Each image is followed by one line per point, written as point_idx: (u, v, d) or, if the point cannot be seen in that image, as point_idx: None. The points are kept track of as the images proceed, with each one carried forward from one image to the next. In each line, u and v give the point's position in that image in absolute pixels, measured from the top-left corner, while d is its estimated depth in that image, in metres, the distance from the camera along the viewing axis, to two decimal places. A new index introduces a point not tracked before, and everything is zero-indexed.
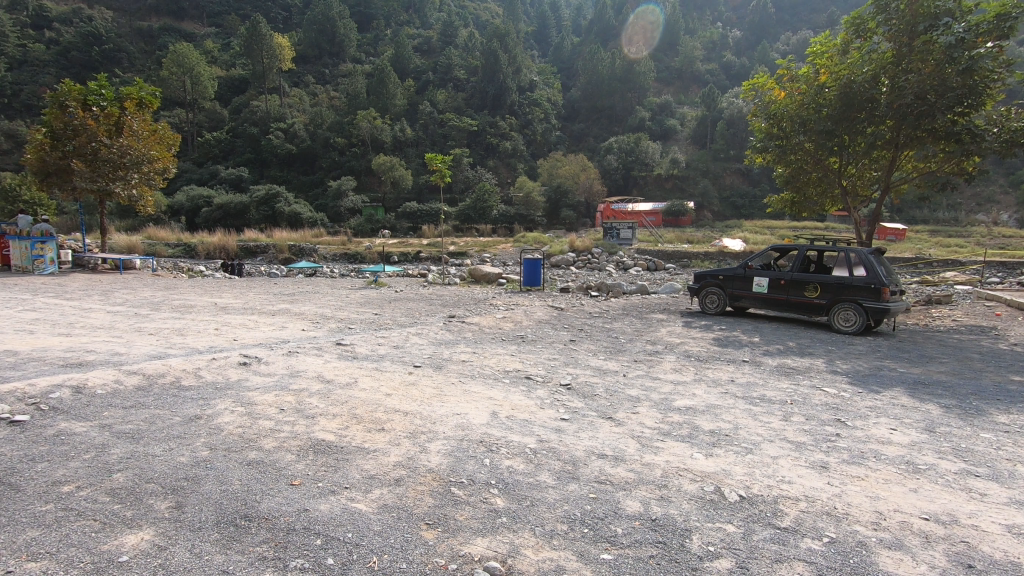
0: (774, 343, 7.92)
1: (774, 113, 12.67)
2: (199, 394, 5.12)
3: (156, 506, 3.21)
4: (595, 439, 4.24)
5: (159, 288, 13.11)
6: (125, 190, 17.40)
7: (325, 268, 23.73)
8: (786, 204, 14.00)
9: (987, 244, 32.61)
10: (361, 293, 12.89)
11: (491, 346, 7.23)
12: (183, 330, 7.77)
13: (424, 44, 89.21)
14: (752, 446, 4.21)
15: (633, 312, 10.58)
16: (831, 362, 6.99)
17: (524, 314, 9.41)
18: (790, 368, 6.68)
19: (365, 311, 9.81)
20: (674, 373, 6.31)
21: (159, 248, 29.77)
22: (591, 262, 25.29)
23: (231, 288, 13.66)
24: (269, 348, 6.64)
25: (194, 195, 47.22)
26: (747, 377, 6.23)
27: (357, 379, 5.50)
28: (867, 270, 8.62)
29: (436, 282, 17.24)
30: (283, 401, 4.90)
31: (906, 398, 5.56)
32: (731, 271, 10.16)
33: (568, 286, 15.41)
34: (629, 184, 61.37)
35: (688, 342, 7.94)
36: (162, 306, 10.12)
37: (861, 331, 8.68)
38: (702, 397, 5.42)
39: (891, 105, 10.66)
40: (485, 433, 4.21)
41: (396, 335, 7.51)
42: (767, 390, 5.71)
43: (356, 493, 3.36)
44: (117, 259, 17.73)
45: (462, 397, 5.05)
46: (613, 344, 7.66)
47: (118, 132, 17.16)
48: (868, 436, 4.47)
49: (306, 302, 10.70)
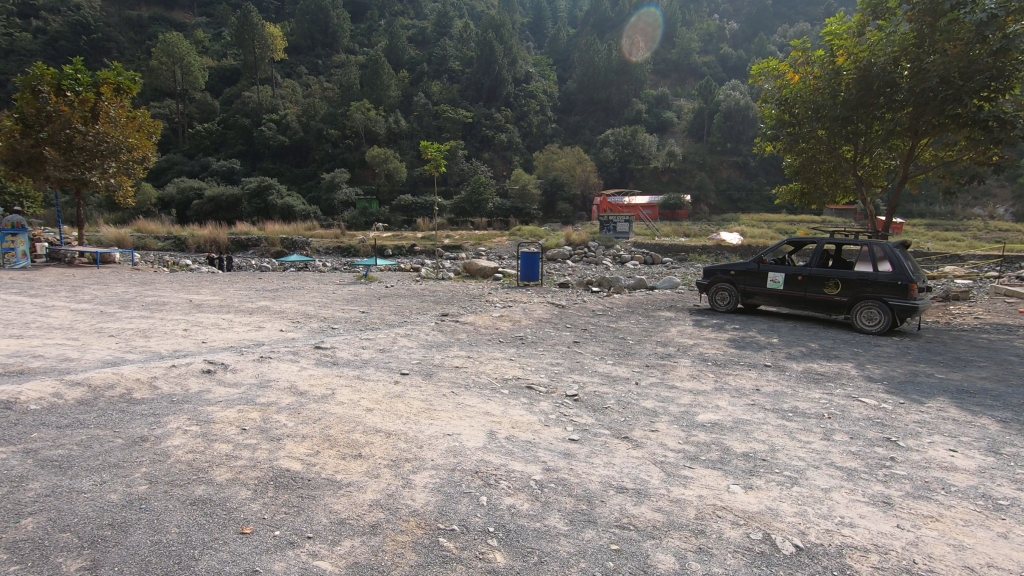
0: (795, 344, 7.29)
1: (785, 100, 12.13)
2: (152, 408, 4.44)
3: (64, 567, 2.53)
4: (611, 467, 3.59)
5: (134, 283, 12.41)
6: (102, 179, 16.54)
7: (315, 262, 22.97)
8: (795, 195, 13.40)
9: (985, 238, 32.27)
10: (348, 289, 12.12)
11: (487, 349, 6.54)
12: (146, 330, 7.06)
13: (418, 35, 87.78)
14: (799, 472, 3.60)
15: (638, 310, 9.93)
16: (862, 366, 6.39)
17: (523, 312, 8.73)
18: (817, 373, 6.07)
19: (352, 309, 9.10)
20: (691, 381, 5.64)
21: (148, 241, 29.11)
22: (587, 256, 24.67)
23: (214, 283, 13.01)
24: (238, 352, 5.95)
25: (186, 187, 46.23)
26: (774, 385, 5.60)
27: (335, 391, 4.81)
28: (892, 264, 8.02)
29: (429, 277, 16.53)
30: (246, 418, 4.22)
31: (955, 410, 4.95)
32: (743, 265, 9.51)
33: (569, 282, 14.72)
34: (625, 177, 60.73)
35: (702, 343, 7.30)
36: (131, 303, 9.33)
37: (886, 331, 8.06)
38: (729, 411, 4.78)
39: (913, 90, 10.04)
40: (481, 461, 3.55)
41: (384, 337, 6.80)
42: (799, 401, 5.08)
43: (319, 546, 2.69)
44: (95, 253, 16.91)
45: (454, 413, 4.36)
46: (621, 346, 6.99)
47: (94, 119, 16.27)
48: (927, 461, 3.83)
49: (288, 299, 9.95)
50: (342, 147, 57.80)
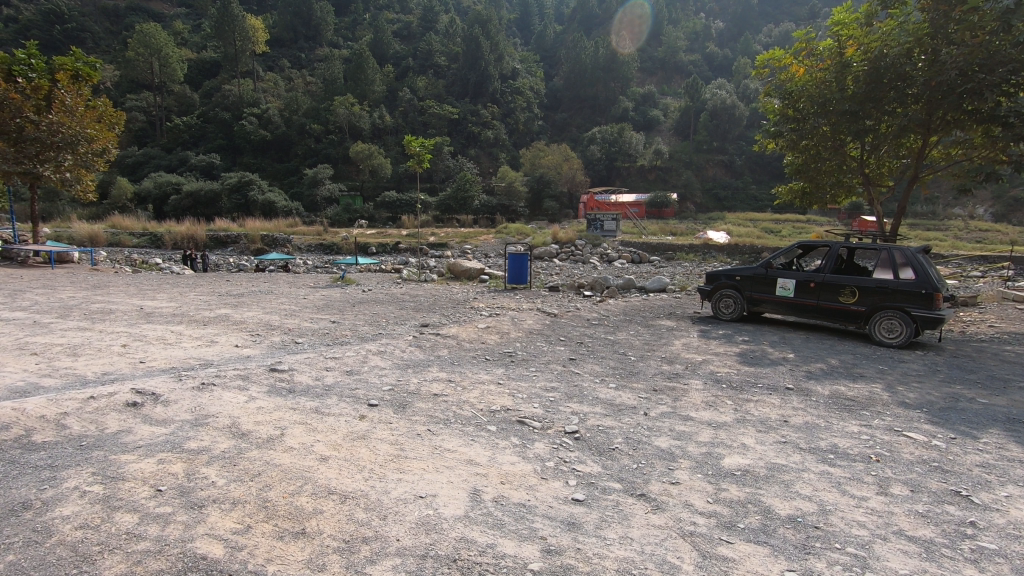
0: (814, 361, 6.59)
1: (790, 93, 11.48)
2: (48, 459, 3.52)
3: None
4: (630, 546, 2.77)
5: (86, 286, 11.29)
6: (56, 173, 15.38)
7: (296, 261, 21.96)
8: (797, 194, 12.73)
9: (968, 238, 32.21)
10: (321, 293, 11.21)
11: (472, 369, 5.70)
12: (77, 347, 6.08)
13: (404, 29, 86.54)
14: (863, 548, 2.85)
15: (636, 318, 9.14)
16: (892, 388, 5.69)
17: (512, 323, 7.90)
18: (848, 398, 5.33)
19: (323, 318, 8.22)
20: (709, 411, 4.85)
21: (122, 238, 27.84)
22: (575, 255, 23.93)
23: (177, 286, 12.07)
24: (175, 377, 5.01)
25: (163, 182, 44.70)
26: (806, 415, 4.84)
27: (285, 431, 3.95)
28: (915, 272, 7.34)
29: (410, 278, 15.66)
30: (166, 473, 3.34)
31: (1015, 448, 4.25)
32: (750, 271, 8.79)
33: (559, 284, 13.91)
34: (612, 175, 60.00)
35: (711, 360, 6.57)
36: (72, 311, 8.29)
37: (907, 344, 7.40)
38: (762, 453, 4.00)
39: (928, 84, 9.42)
40: (461, 541, 2.72)
41: (352, 356, 5.90)
42: (836, 437, 4.36)
43: None
44: (51, 252, 15.78)
45: (429, 463, 3.54)
46: (622, 364, 6.21)
47: (48, 108, 15.06)
48: (1014, 526, 3.10)
49: (252, 307, 8.99)
50: (325, 142, 56.53)
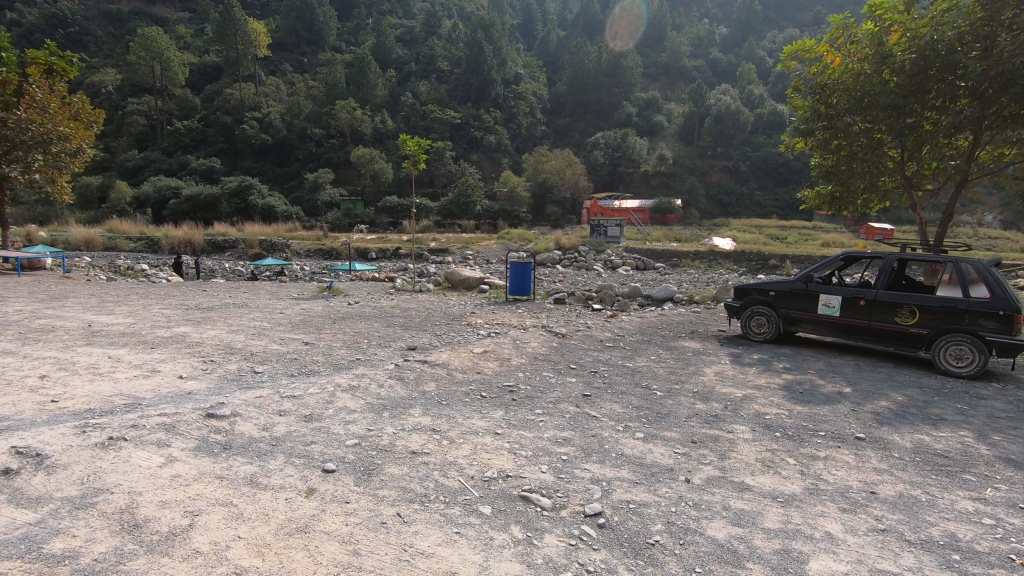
0: (875, 397, 5.48)
1: (820, 86, 10.39)
2: None
3: None
4: None
5: (39, 298, 10.12)
6: (24, 175, 14.37)
7: (292, 267, 21.00)
8: (825, 199, 11.50)
9: (979, 246, 31.10)
10: (302, 306, 10.13)
11: (463, 414, 4.54)
12: None
13: (407, 34, 85.65)
14: None
15: (656, 339, 8.01)
16: (987, 438, 4.55)
17: (513, 346, 6.75)
18: (938, 454, 4.19)
19: (295, 339, 7.07)
20: (770, 477, 3.71)
21: (118, 242, 26.75)
22: (578, 261, 22.85)
23: (147, 297, 11.03)
24: (78, 429, 3.84)
25: (163, 186, 43.82)
26: (897, 483, 3.69)
27: (198, 519, 2.84)
28: (990, 288, 6.22)
29: (405, 288, 14.57)
30: None
31: None
32: (786, 285, 7.69)
33: (565, 294, 12.77)
34: (615, 180, 58.30)
35: (753, 394, 5.46)
36: (8, 329, 7.17)
37: (979, 374, 6.26)
38: (861, 554, 2.86)
39: (986, 73, 8.23)
40: None
41: (316, 396, 4.74)
42: (949, 521, 3.22)
43: None
44: (19, 259, 14.62)
45: None
46: (646, 403, 5.06)
47: (16, 104, 14.09)
48: None
49: (217, 324, 7.91)
50: (326, 146, 55.78)
